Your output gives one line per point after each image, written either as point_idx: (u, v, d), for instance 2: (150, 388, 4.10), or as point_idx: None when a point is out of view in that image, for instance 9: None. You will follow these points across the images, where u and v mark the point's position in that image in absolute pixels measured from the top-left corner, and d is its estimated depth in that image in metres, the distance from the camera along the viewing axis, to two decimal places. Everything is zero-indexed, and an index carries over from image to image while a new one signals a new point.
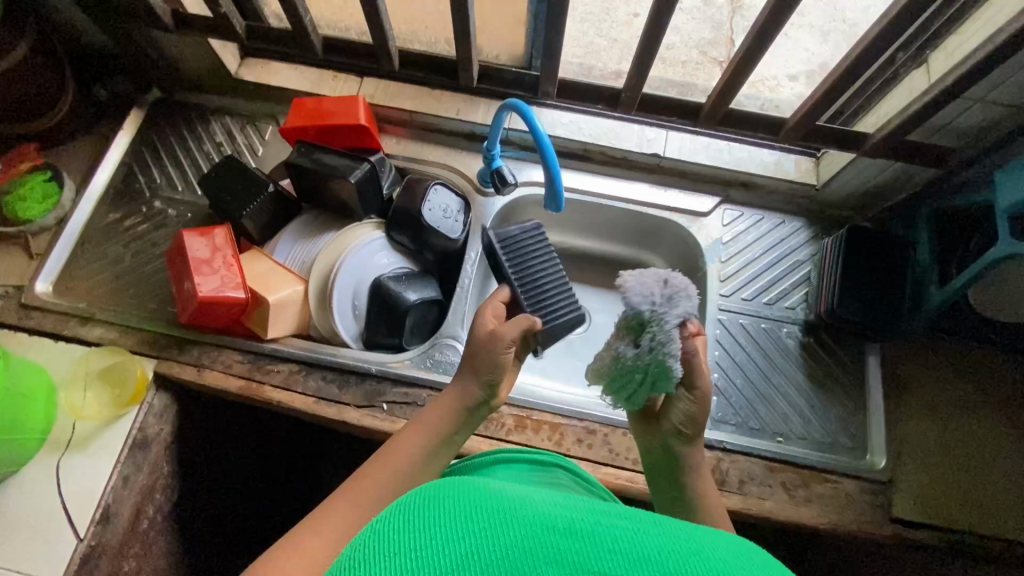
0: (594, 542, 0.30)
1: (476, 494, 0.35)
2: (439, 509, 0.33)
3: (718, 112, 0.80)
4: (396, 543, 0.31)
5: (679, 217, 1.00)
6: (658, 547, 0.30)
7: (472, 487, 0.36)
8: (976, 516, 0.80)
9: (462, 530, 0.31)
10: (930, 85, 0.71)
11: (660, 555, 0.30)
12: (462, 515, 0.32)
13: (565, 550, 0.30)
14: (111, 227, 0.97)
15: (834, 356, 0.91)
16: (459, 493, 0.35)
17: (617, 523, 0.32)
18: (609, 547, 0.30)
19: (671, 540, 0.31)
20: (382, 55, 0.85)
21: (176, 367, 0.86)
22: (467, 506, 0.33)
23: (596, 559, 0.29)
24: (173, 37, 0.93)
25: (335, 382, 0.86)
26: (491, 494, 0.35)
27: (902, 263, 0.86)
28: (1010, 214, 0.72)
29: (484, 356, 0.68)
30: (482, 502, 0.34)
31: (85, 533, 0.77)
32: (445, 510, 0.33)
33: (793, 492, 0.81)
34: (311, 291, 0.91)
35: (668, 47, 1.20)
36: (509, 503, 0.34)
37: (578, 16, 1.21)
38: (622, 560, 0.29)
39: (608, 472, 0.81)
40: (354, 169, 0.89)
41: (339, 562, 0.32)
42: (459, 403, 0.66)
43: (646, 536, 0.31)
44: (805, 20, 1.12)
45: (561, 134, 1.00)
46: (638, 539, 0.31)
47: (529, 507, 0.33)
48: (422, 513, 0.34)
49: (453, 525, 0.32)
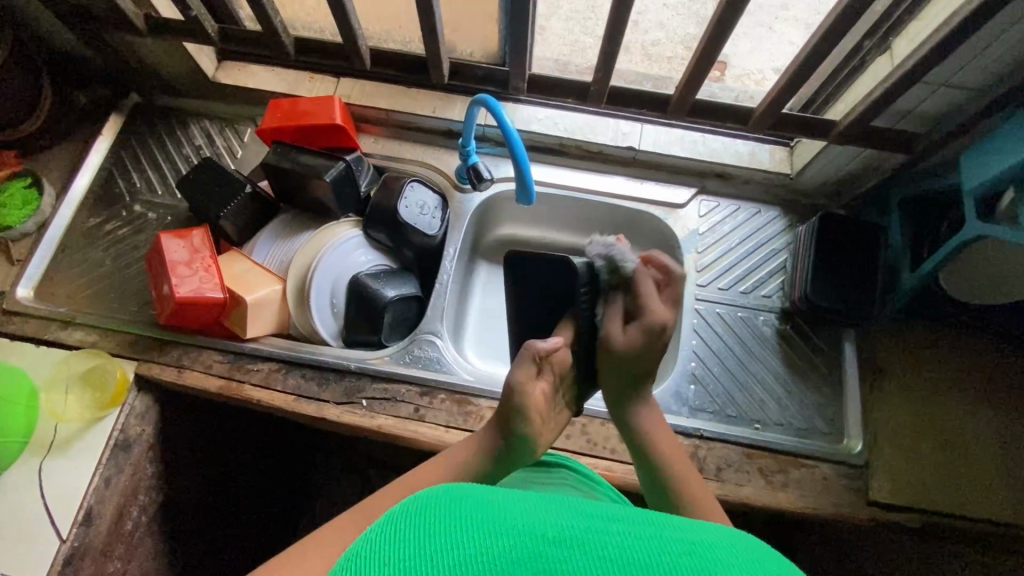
0: (583, 550, 0.34)
1: (474, 507, 0.39)
2: (432, 522, 0.37)
3: (686, 102, 0.81)
4: (394, 553, 0.35)
5: (656, 210, 1.01)
6: (642, 550, 0.34)
7: (470, 499, 0.40)
8: (953, 498, 0.80)
9: (462, 539, 0.35)
10: (892, 71, 0.72)
11: (644, 559, 0.34)
12: (460, 526, 0.36)
13: (547, 558, 0.34)
14: (92, 232, 0.98)
15: (810, 342, 0.92)
16: (458, 507, 0.39)
17: (605, 529, 0.36)
18: (598, 554, 0.34)
19: (656, 544, 0.35)
20: (354, 55, 0.86)
21: (157, 368, 0.87)
22: (466, 518, 0.37)
23: (582, 563, 0.33)
24: (147, 41, 0.94)
25: (315, 380, 0.87)
26: (486, 505, 0.39)
27: (872, 248, 0.88)
28: (976, 195, 0.73)
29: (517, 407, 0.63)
30: (472, 516, 0.38)
31: (68, 534, 0.78)
32: (444, 522, 0.37)
33: (770, 477, 0.82)
34: (289, 289, 0.91)
35: (654, 43, 1.21)
36: (497, 515, 0.37)
37: (564, 14, 1.18)
38: (608, 564, 0.33)
39: (586, 462, 0.82)
40: (330, 168, 0.90)
41: (342, 570, 0.35)
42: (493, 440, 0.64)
43: (624, 543, 0.35)
44: (791, 14, 1.09)
45: (537, 129, 1.01)
46: (624, 544, 0.35)
47: (515, 518, 0.37)
48: (416, 524, 0.37)
49: (447, 537, 0.35)
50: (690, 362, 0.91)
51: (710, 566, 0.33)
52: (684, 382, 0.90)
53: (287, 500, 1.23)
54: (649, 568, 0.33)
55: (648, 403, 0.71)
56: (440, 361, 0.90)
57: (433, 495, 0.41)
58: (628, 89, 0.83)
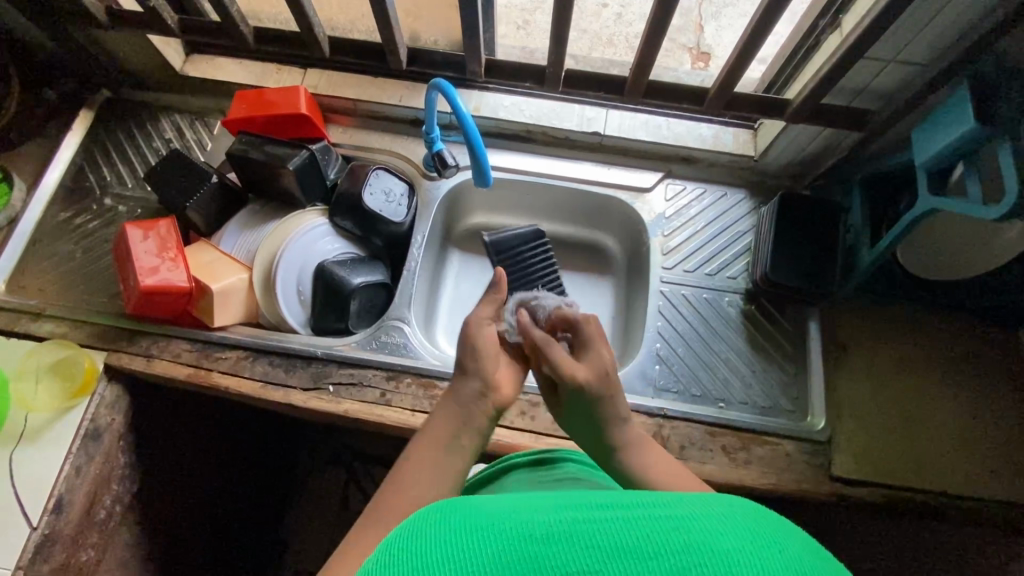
0: (574, 541, 0.34)
1: (461, 521, 0.38)
2: (426, 540, 0.36)
3: (641, 84, 0.82)
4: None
5: (623, 194, 1.02)
6: (635, 530, 0.33)
7: (456, 511, 0.39)
8: (914, 472, 0.81)
9: (454, 554, 0.34)
10: (840, 47, 0.73)
11: (636, 539, 0.33)
12: (453, 540, 0.36)
13: (541, 557, 0.33)
14: (63, 225, 0.98)
15: (775, 321, 0.93)
16: (445, 522, 0.38)
17: (596, 516, 0.36)
18: (587, 543, 0.33)
19: (648, 518, 0.34)
20: (312, 43, 0.87)
21: (125, 358, 0.88)
22: (459, 530, 0.37)
23: (574, 559, 0.33)
24: (111, 34, 0.95)
25: (282, 367, 0.88)
26: (472, 516, 0.38)
27: (832, 225, 0.88)
28: (928, 169, 0.74)
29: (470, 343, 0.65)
30: (465, 527, 0.37)
31: (39, 522, 0.79)
32: (432, 541, 0.36)
33: (733, 455, 0.83)
34: (256, 278, 0.92)
35: (635, 34, 1.22)
36: (491, 522, 0.37)
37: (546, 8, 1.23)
38: (600, 554, 0.32)
39: (551, 442, 0.83)
40: (292, 156, 0.90)
41: None
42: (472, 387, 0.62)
43: (617, 523, 0.34)
44: None
45: (503, 116, 1.02)
46: (616, 527, 0.34)
47: (506, 522, 0.36)
48: (410, 545, 0.36)
49: (443, 552, 0.35)
50: (655, 343, 0.92)
51: (703, 537, 0.33)
52: (650, 362, 0.91)
53: (271, 490, 1.24)
54: (643, 550, 0.32)
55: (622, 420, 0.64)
56: (407, 346, 0.91)
57: (420, 515, 0.40)
58: (584, 72, 0.84)
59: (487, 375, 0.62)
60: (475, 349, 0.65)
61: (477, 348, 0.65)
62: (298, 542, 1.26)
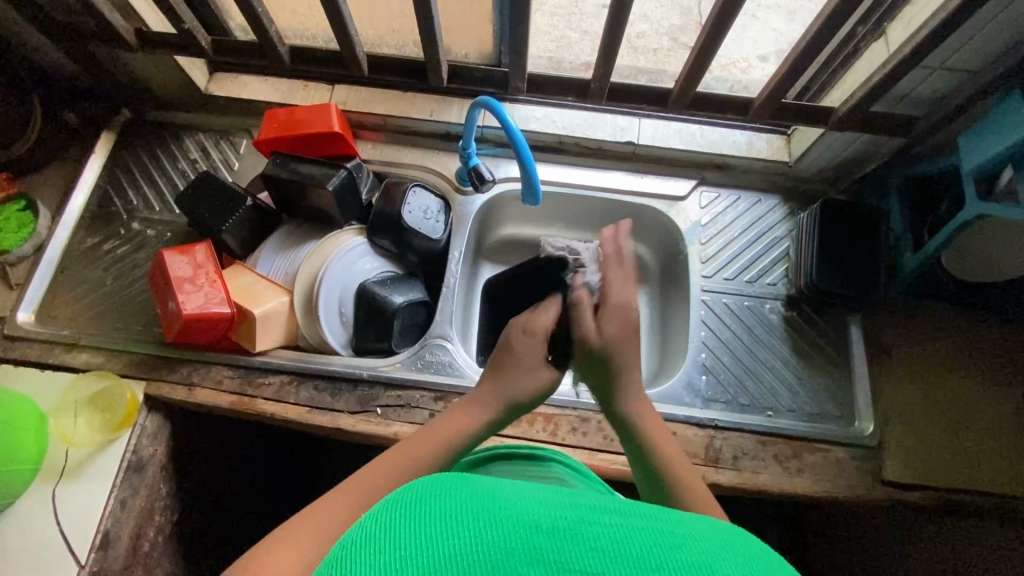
0: (581, 542, 0.32)
1: (471, 492, 0.36)
2: (423, 507, 0.35)
3: (686, 95, 0.82)
4: (381, 541, 0.33)
5: (657, 203, 1.02)
6: (641, 543, 0.33)
7: (464, 482, 0.38)
8: (966, 475, 0.81)
9: (456, 527, 0.33)
10: (889, 56, 0.73)
11: (642, 551, 0.32)
12: (454, 511, 0.34)
13: (544, 549, 0.32)
14: (90, 252, 0.96)
15: (817, 327, 0.93)
16: (454, 491, 0.36)
17: (606, 520, 0.34)
18: (592, 545, 0.32)
19: (657, 535, 0.33)
20: (351, 61, 0.86)
21: (166, 387, 0.86)
22: (461, 504, 0.35)
23: (578, 558, 0.32)
24: (139, 57, 0.93)
25: (328, 391, 0.86)
26: (480, 490, 0.37)
27: (873, 230, 0.89)
28: (975, 175, 0.74)
29: (516, 379, 0.66)
30: (466, 502, 0.35)
31: (86, 560, 0.76)
32: (431, 510, 0.34)
33: (786, 464, 0.83)
34: (297, 300, 0.90)
35: (639, 35, 1.21)
36: (493, 501, 0.35)
37: (547, 11, 1.19)
38: (604, 559, 0.31)
39: (603, 458, 0.82)
40: (331, 176, 0.89)
41: (328, 561, 0.33)
42: (478, 421, 0.63)
43: (627, 533, 0.33)
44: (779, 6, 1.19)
45: (535, 128, 1.01)
46: (623, 536, 0.33)
47: (513, 506, 0.35)
48: (407, 510, 0.35)
49: (440, 525, 0.33)
50: (701, 353, 0.92)
51: (710, 564, 0.32)
52: (695, 372, 0.90)
53: None
54: (647, 563, 0.31)
55: (624, 390, 0.67)
56: (453, 365, 0.90)
57: (429, 478, 0.38)
58: (625, 85, 0.84)
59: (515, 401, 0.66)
60: (504, 388, 0.66)
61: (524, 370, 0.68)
62: None
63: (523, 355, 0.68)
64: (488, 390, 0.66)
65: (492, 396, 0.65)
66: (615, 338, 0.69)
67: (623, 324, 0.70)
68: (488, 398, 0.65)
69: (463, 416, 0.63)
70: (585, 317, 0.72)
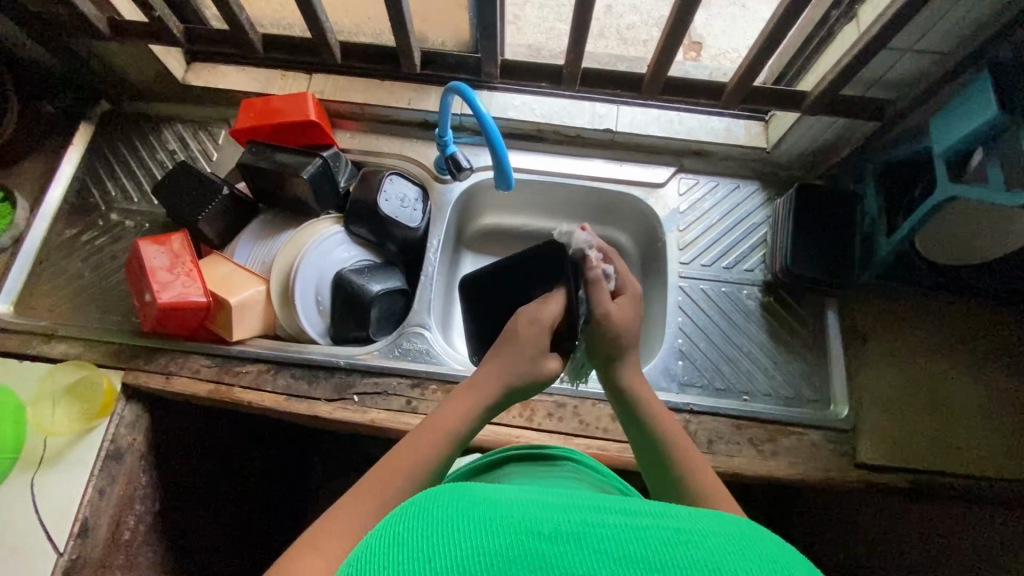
0: (583, 544, 0.33)
1: (471, 503, 0.37)
2: (426, 523, 0.35)
3: (658, 80, 0.82)
4: (385, 557, 0.33)
5: (637, 190, 1.02)
6: (641, 540, 0.33)
7: (466, 494, 0.38)
8: (936, 456, 0.82)
9: (458, 540, 0.33)
10: (859, 38, 0.73)
11: (645, 550, 0.32)
12: (457, 525, 0.34)
13: (548, 555, 0.32)
14: (69, 243, 0.96)
15: (794, 313, 0.93)
16: (454, 503, 0.37)
17: (608, 522, 0.35)
18: (595, 547, 0.32)
19: (658, 532, 0.34)
20: (323, 48, 0.86)
21: (143, 376, 0.86)
22: (464, 515, 0.35)
23: (581, 561, 0.32)
24: (113, 46, 0.92)
25: (305, 379, 0.87)
26: (482, 501, 0.37)
27: (847, 215, 0.89)
28: (947, 157, 0.74)
29: (515, 357, 0.66)
30: (468, 513, 0.35)
31: (65, 547, 0.77)
32: (432, 525, 0.35)
33: (760, 447, 0.83)
34: (273, 289, 0.91)
35: (629, 26, 1.21)
36: (495, 510, 0.36)
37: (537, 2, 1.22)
38: (605, 559, 0.32)
39: (579, 442, 0.83)
40: (306, 165, 0.89)
41: None
42: (478, 406, 0.63)
43: (630, 533, 0.34)
44: None
45: (514, 116, 1.01)
46: (622, 535, 0.33)
47: (515, 514, 0.35)
48: (409, 526, 0.35)
49: (441, 540, 0.33)
50: (677, 339, 0.92)
51: (710, 557, 0.32)
52: (672, 358, 0.91)
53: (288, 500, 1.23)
54: (649, 561, 0.32)
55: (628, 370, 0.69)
56: (431, 352, 0.90)
57: (431, 493, 0.39)
58: (598, 70, 0.84)
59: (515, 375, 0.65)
60: (502, 372, 0.65)
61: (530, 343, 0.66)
62: None
63: (528, 345, 0.66)
64: (488, 369, 0.66)
65: (490, 377, 0.65)
66: (629, 320, 0.71)
67: (635, 306, 0.73)
68: (487, 377, 0.65)
69: (462, 403, 0.62)
70: (604, 293, 0.72)
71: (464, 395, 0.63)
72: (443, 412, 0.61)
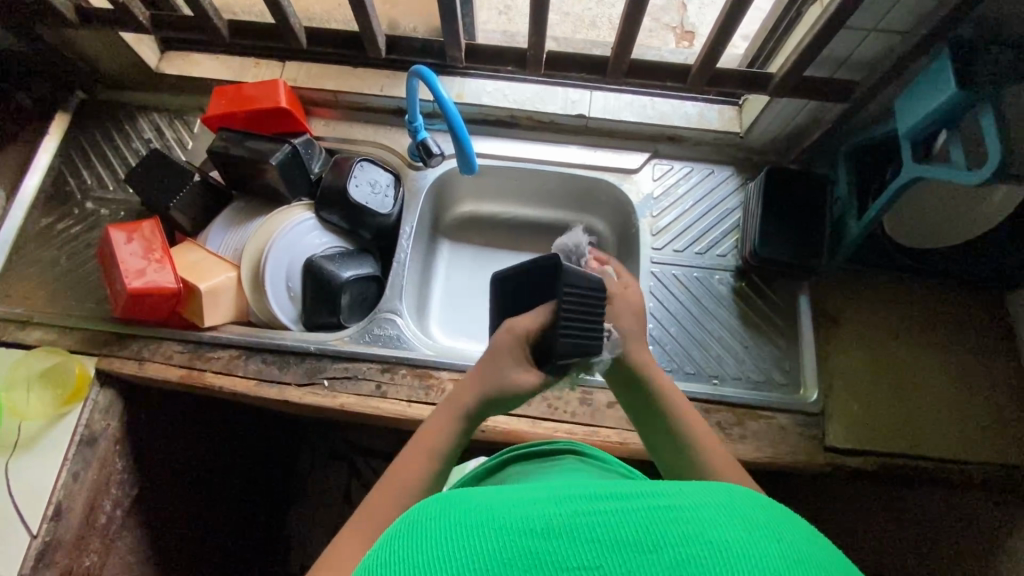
0: (575, 535, 0.31)
1: (457, 511, 0.35)
2: (412, 541, 0.33)
3: (623, 63, 0.82)
4: None
5: (610, 176, 1.01)
6: (632, 521, 0.32)
7: (449, 503, 0.36)
8: (906, 439, 0.82)
9: (445, 554, 0.31)
10: (819, 18, 0.73)
11: (638, 532, 0.31)
12: (442, 539, 0.33)
13: (542, 554, 0.31)
14: (45, 231, 0.97)
15: (766, 298, 0.93)
16: (440, 513, 0.35)
17: (598, 506, 0.33)
18: (587, 537, 0.31)
19: (649, 508, 0.32)
20: (289, 35, 0.86)
21: (116, 362, 0.87)
22: (451, 526, 0.33)
23: (578, 556, 0.30)
24: (83, 35, 0.93)
25: (276, 364, 0.87)
26: (467, 507, 0.35)
27: (817, 199, 0.89)
28: (911, 137, 0.73)
29: (495, 364, 0.59)
30: (454, 523, 0.34)
31: (38, 530, 0.78)
32: (417, 544, 0.33)
33: (728, 431, 0.83)
34: (244, 274, 0.91)
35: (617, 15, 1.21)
36: (481, 514, 0.34)
37: None
38: (599, 548, 0.31)
39: (546, 426, 0.83)
40: (275, 151, 0.90)
41: None
42: (459, 415, 0.59)
43: (621, 515, 0.32)
44: None
45: (487, 102, 1.01)
46: (613, 518, 0.32)
47: (500, 515, 0.33)
48: (395, 548, 0.33)
49: (431, 557, 0.32)
50: (649, 324, 0.92)
51: (702, 529, 0.31)
52: None
53: (271, 489, 1.24)
54: (642, 544, 0.30)
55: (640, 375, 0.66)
56: (401, 337, 0.91)
57: (418, 505, 0.37)
58: (564, 54, 0.84)
59: (498, 382, 0.59)
60: (482, 376, 0.59)
61: (505, 366, 0.59)
62: (302, 537, 1.26)
63: (506, 355, 0.59)
64: (471, 377, 0.61)
65: (469, 385, 0.60)
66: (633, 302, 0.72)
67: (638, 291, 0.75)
68: (468, 386, 0.60)
69: (443, 413, 0.60)
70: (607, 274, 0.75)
71: (448, 405, 0.60)
72: (427, 428, 0.59)
